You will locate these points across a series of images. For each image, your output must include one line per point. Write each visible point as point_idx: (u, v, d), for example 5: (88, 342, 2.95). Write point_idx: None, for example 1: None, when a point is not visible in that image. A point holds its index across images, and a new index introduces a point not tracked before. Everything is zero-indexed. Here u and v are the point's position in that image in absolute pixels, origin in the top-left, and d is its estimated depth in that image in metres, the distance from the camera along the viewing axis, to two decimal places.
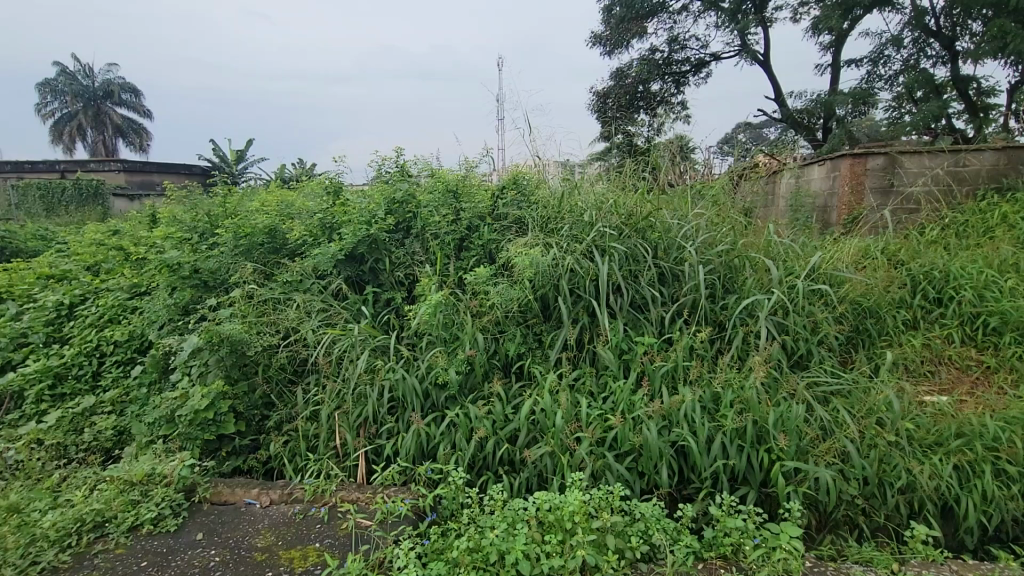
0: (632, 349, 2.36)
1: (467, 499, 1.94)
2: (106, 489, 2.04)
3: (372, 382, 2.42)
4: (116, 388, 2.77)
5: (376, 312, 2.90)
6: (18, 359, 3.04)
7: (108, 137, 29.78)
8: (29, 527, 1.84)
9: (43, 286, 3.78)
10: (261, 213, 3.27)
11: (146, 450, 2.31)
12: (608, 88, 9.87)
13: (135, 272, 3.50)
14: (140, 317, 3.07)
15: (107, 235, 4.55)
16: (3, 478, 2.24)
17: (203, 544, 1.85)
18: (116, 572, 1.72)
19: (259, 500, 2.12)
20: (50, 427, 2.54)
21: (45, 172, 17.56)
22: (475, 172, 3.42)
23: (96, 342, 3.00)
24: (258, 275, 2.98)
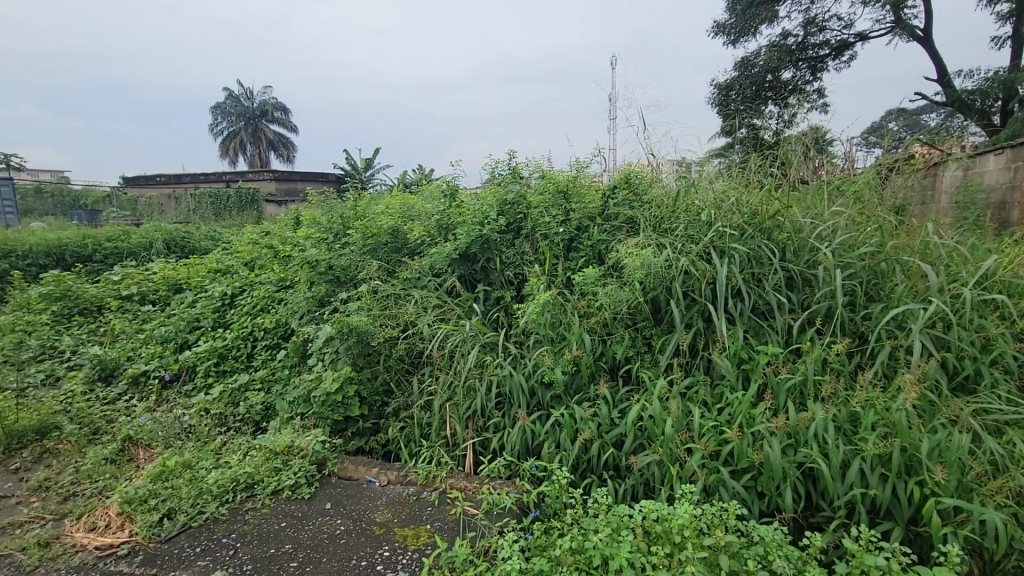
0: (754, 359, 2.18)
1: (570, 500, 1.93)
2: (255, 455, 2.35)
3: (481, 376, 2.51)
4: (264, 368, 3.17)
5: (487, 310, 3.01)
6: (192, 339, 3.61)
7: (263, 151, 34.23)
8: (199, 482, 2.18)
9: (213, 278, 4.46)
10: (387, 215, 3.56)
11: (287, 424, 2.62)
12: (731, 79, 9.26)
13: (282, 267, 3.99)
14: (284, 307, 3.50)
15: (262, 235, 5.25)
16: (181, 437, 2.66)
17: (330, 513, 2.05)
18: (260, 529, 1.96)
19: (378, 479, 2.30)
20: (215, 398, 2.97)
21: (215, 181, 20.67)
22: (586, 172, 3.40)
23: (251, 329, 3.47)
24: (382, 272, 3.24)
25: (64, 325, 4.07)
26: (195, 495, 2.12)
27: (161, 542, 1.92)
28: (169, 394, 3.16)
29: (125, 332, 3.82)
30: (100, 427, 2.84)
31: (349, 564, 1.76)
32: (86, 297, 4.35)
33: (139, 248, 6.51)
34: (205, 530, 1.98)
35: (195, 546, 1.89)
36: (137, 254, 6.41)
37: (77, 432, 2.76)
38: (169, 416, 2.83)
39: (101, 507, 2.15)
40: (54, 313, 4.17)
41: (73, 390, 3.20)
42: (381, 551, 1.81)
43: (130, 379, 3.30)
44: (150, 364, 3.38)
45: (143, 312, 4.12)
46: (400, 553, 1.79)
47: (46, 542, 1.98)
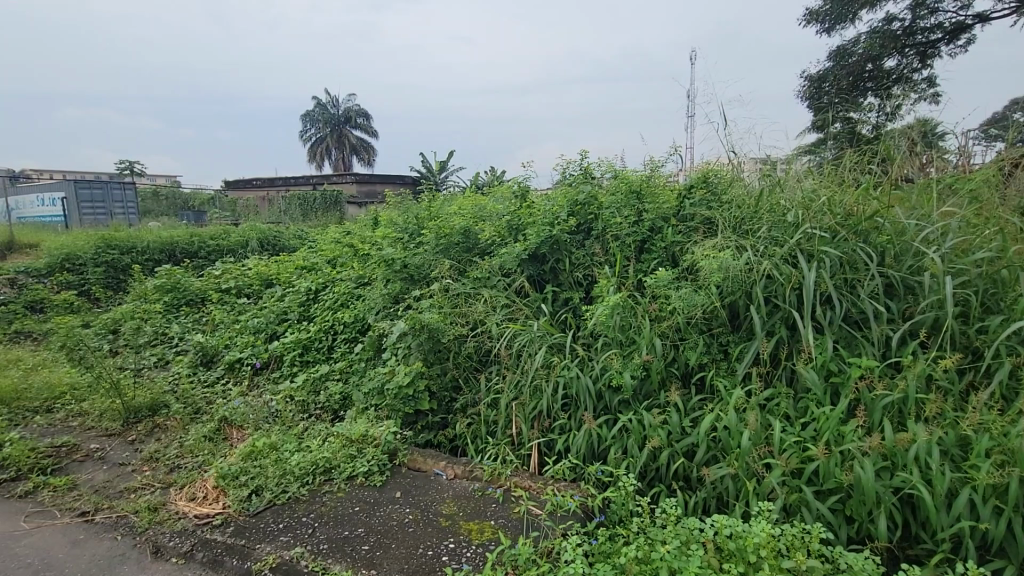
0: (844, 371, 2.01)
1: (637, 508, 1.88)
2: (333, 442, 2.49)
3: (548, 377, 2.51)
4: (343, 360, 3.35)
5: (555, 311, 3.00)
6: (280, 330, 3.89)
7: (346, 155, 36.26)
8: (283, 463, 2.35)
9: (300, 274, 4.79)
10: (459, 215, 3.66)
11: (362, 414, 2.76)
12: (825, 70, 8.62)
13: (361, 265, 4.21)
14: (362, 303, 3.68)
15: (344, 234, 5.57)
16: (269, 420, 2.87)
17: (400, 502, 2.13)
18: (336, 512, 2.08)
19: (445, 472, 2.36)
20: (299, 386, 3.19)
21: (303, 184, 22.21)
22: (661, 171, 3.30)
23: (332, 323, 3.69)
24: (454, 271, 3.33)
25: (174, 314, 4.53)
26: (279, 475, 2.28)
27: (249, 515, 2.08)
28: (260, 381, 3.42)
29: (223, 322, 4.19)
30: (201, 407, 3.12)
31: (416, 552, 1.81)
32: (192, 289, 4.81)
33: (236, 246, 7.12)
34: (287, 508, 2.12)
35: (279, 522, 2.03)
36: (235, 251, 7.02)
37: (182, 411, 3.06)
38: (259, 401, 3.07)
39: (200, 480, 2.37)
40: (166, 303, 4.66)
41: (179, 372, 3.55)
42: (447, 542, 1.86)
43: (226, 365, 3.61)
44: (244, 352, 3.68)
45: (239, 304, 4.50)
46: (465, 546, 1.83)
47: (154, 507, 2.21)
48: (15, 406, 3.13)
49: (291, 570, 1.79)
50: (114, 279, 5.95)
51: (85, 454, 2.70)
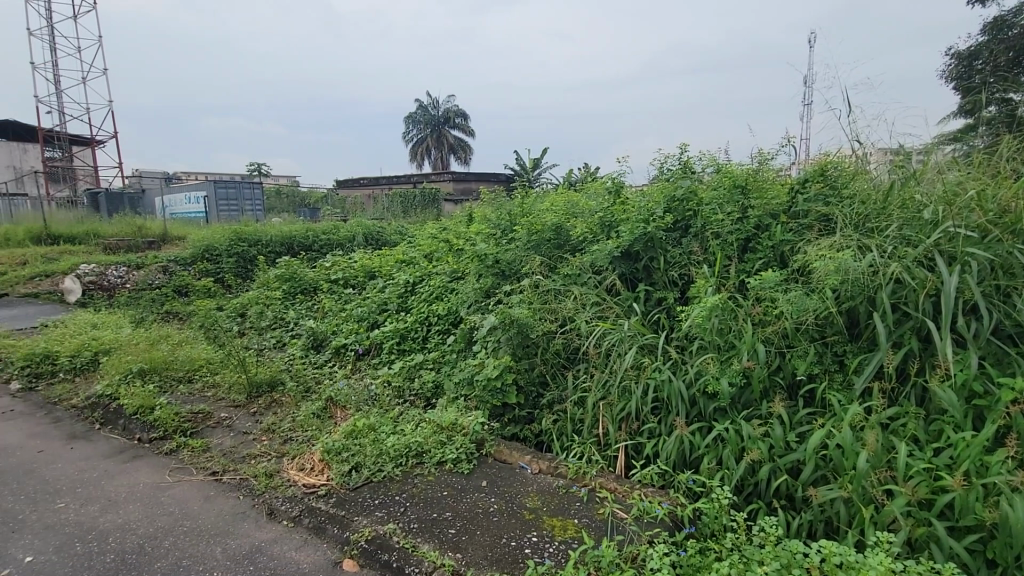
0: (991, 393, 1.74)
1: (731, 523, 1.77)
2: (425, 427, 2.61)
3: (638, 379, 2.44)
4: (436, 351, 3.50)
5: (647, 310, 2.91)
6: (380, 318, 4.15)
7: (444, 155, 37.77)
8: (380, 444, 2.50)
9: (400, 267, 5.08)
10: (551, 212, 3.69)
11: (452, 403, 2.86)
12: (976, 47, 7.51)
13: (455, 260, 4.37)
14: (455, 296, 3.82)
15: (441, 230, 5.80)
16: (368, 402, 3.07)
17: (486, 490, 2.18)
18: (425, 494, 2.17)
19: (531, 466, 2.38)
20: (396, 372, 3.38)
21: (405, 182, 23.51)
22: (770, 165, 3.07)
23: (427, 314, 3.86)
24: (545, 267, 3.35)
25: (291, 301, 5.00)
26: (376, 454, 2.43)
27: (349, 489, 2.24)
28: (361, 365, 3.67)
29: (331, 310, 4.55)
30: (311, 387, 3.42)
31: (500, 541, 1.85)
32: (306, 279, 5.28)
33: (345, 240, 7.70)
34: (382, 486, 2.26)
35: (375, 498, 2.17)
36: (343, 245, 7.59)
37: (295, 389, 3.37)
38: (360, 384, 3.30)
39: (308, 452, 2.59)
40: (284, 291, 5.15)
41: (294, 354, 3.91)
42: (530, 535, 1.87)
43: (333, 350, 3.92)
44: (349, 339, 3.98)
45: (345, 294, 4.86)
46: (548, 541, 1.83)
47: (270, 473, 2.46)
48: (165, 375, 3.63)
49: (384, 544, 1.90)
50: (244, 268, 6.70)
51: (217, 421, 3.07)
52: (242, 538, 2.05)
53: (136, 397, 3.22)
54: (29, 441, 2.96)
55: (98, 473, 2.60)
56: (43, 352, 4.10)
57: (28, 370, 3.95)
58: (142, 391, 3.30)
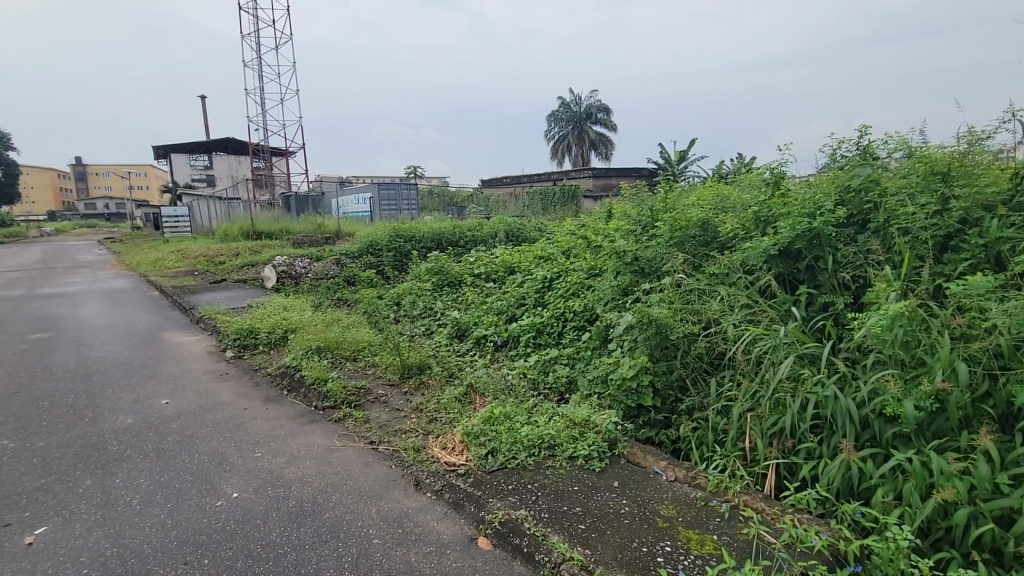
0: None
1: (912, 570, 1.51)
2: (558, 421, 2.64)
3: (794, 392, 2.19)
4: (571, 346, 3.52)
5: (809, 316, 2.61)
6: (518, 312, 4.29)
7: (585, 151, 37.75)
8: (514, 433, 2.59)
9: (538, 263, 5.21)
10: (698, 207, 3.49)
11: (585, 399, 2.86)
12: None
13: (593, 256, 4.36)
14: (592, 293, 3.80)
15: (579, 226, 5.83)
16: (505, 392, 3.19)
17: (617, 491, 2.14)
18: (556, 486, 2.20)
19: (666, 472, 2.27)
20: (532, 365, 3.47)
21: (545, 180, 24.14)
22: (983, 146, 2.55)
23: (563, 310, 3.90)
24: (688, 265, 3.17)
25: (439, 293, 5.41)
26: (511, 442, 2.53)
27: (485, 472, 2.36)
28: (499, 356, 3.83)
29: (474, 302, 4.83)
30: (454, 372, 3.68)
31: (630, 545, 1.80)
32: (452, 272, 5.69)
33: (488, 237, 8.10)
34: (516, 473, 2.34)
35: (509, 483, 2.26)
36: (486, 241, 8.00)
37: (440, 374, 3.64)
38: (498, 373, 3.46)
39: (450, 433, 2.79)
40: (433, 283, 5.60)
41: (440, 341, 4.23)
42: (663, 544, 1.79)
43: (474, 340, 4.15)
44: (489, 330, 4.18)
45: (487, 287, 5.12)
46: (682, 553, 1.74)
47: (418, 448, 2.70)
48: (335, 353, 4.18)
49: (515, 528, 1.97)
50: (400, 262, 7.42)
51: (375, 397, 3.45)
52: (392, 503, 2.28)
53: (314, 371, 3.76)
54: (237, 399, 3.63)
55: (284, 431, 3.09)
56: (249, 328, 4.99)
57: (238, 341, 4.84)
58: (319, 366, 3.85)
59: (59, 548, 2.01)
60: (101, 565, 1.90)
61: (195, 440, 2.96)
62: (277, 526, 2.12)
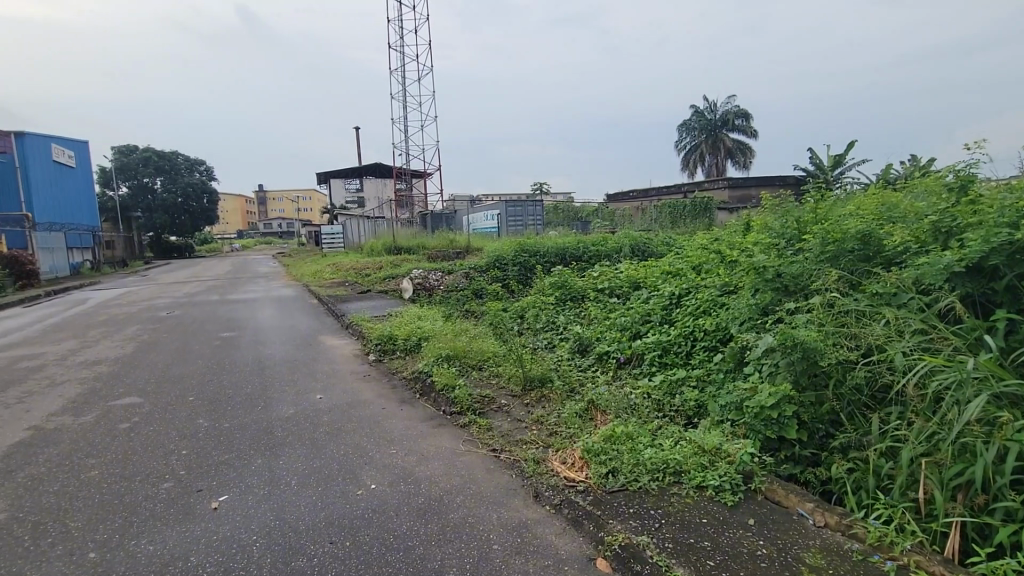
0: None
1: None
2: (685, 446, 2.49)
3: (988, 438, 1.83)
4: (702, 368, 3.30)
5: (1009, 348, 2.17)
6: (643, 329, 4.12)
7: (720, 161, 35.53)
8: (637, 454, 2.49)
9: (665, 278, 5.00)
10: (857, 218, 3.12)
11: (717, 426, 2.66)
12: None
13: (728, 273, 4.10)
14: (726, 312, 3.54)
15: (712, 240, 5.51)
16: (628, 411, 3.08)
17: (752, 529, 1.94)
18: (682, 516, 2.07)
19: (813, 516, 2.01)
20: (657, 385, 3.31)
21: (676, 193, 23.23)
22: None
23: (693, 329, 3.68)
24: (843, 284, 2.82)
25: (562, 307, 5.44)
26: (633, 464, 2.43)
27: (606, 492, 2.30)
28: (622, 373, 3.71)
29: (597, 318, 4.77)
30: (575, 387, 3.65)
31: None
32: (575, 287, 5.69)
33: (612, 251, 7.98)
34: (638, 496, 2.24)
35: (631, 506, 2.17)
36: (610, 256, 7.89)
37: (562, 388, 3.63)
38: (620, 391, 3.35)
39: (570, 448, 2.76)
40: (557, 297, 5.65)
41: (562, 355, 4.24)
42: None
43: (596, 355, 4.07)
44: (612, 346, 4.07)
45: (610, 303, 5.03)
46: None
47: (538, 460, 2.72)
48: (463, 361, 4.40)
49: (636, 554, 1.89)
50: (524, 275, 7.63)
51: (497, 406, 3.55)
52: (512, 511, 2.32)
53: (444, 377, 4.01)
54: (377, 399, 3.98)
55: (416, 432, 3.32)
56: (389, 335, 5.47)
57: (379, 346, 5.33)
58: (448, 373, 4.09)
59: (236, 515, 2.36)
60: (266, 534, 2.20)
61: (342, 433, 3.30)
62: (407, 518, 2.28)
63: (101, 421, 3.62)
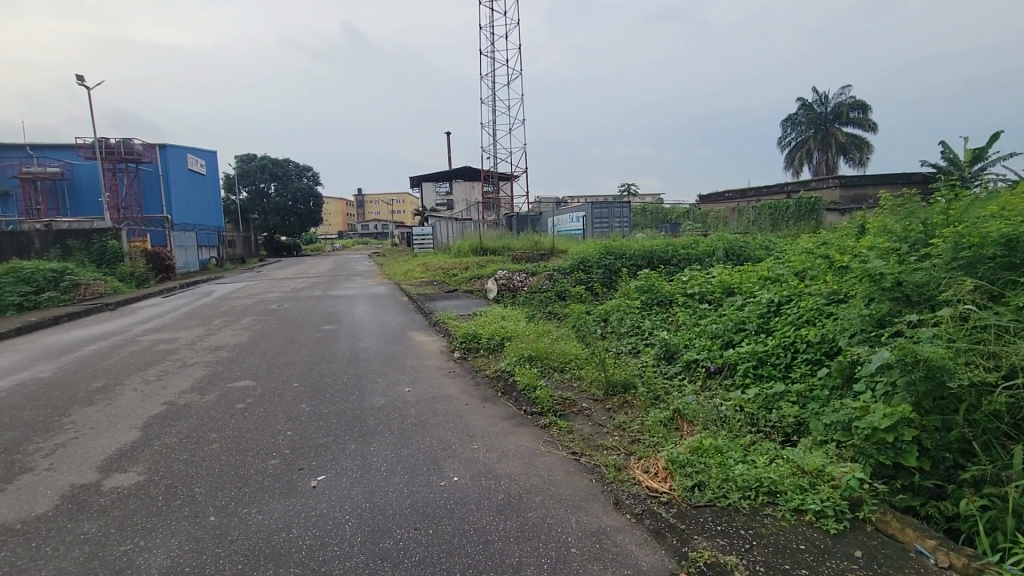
0: None
1: None
2: (782, 466, 2.31)
3: None
4: (802, 383, 3.04)
5: None
6: (737, 339, 3.87)
7: (831, 158, 32.53)
8: (727, 470, 2.35)
9: (763, 284, 4.69)
10: (1000, 220, 2.76)
11: (819, 446, 2.44)
12: None
13: (837, 280, 3.81)
14: (833, 323, 3.25)
15: (818, 244, 5.09)
16: (717, 423, 2.91)
17: (859, 563, 1.76)
18: (776, 539, 1.92)
19: (934, 555, 1.78)
20: (751, 399, 3.09)
21: (777, 193, 21.69)
22: None
23: (794, 339, 3.41)
24: (981, 295, 2.52)
25: (647, 312, 5.28)
26: (722, 479, 2.30)
27: (690, 505, 2.19)
28: (712, 383, 3.51)
29: (685, 324, 4.57)
30: (660, 395, 3.51)
31: None
32: (663, 292, 5.50)
33: (704, 255, 7.61)
34: (727, 514, 2.12)
35: (718, 523, 2.06)
36: (701, 259, 7.54)
37: (646, 395, 3.51)
38: (709, 402, 3.17)
39: (653, 457, 2.67)
40: (642, 301, 5.49)
41: (647, 361, 4.11)
42: None
43: (684, 363, 3.89)
44: (701, 354, 3.87)
45: (701, 309, 4.80)
46: None
47: (619, 467, 2.66)
48: (545, 362, 4.42)
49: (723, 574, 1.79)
50: (609, 278, 7.50)
51: (578, 409, 3.51)
52: (592, 516, 2.28)
53: (526, 377, 4.04)
54: (461, 395, 4.11)
55: (497, 429, 3.38)
56: (473, 333, 5.62)
57: (464, 344, 5.50)
58: (530, 373, 4.12)
59: (331, 495, 2.54)
60: (357, 514, 2.35)
61: (427, 425, 3.44)
62: (487, 513, 2.32)
63: (221, 400, 4.06)
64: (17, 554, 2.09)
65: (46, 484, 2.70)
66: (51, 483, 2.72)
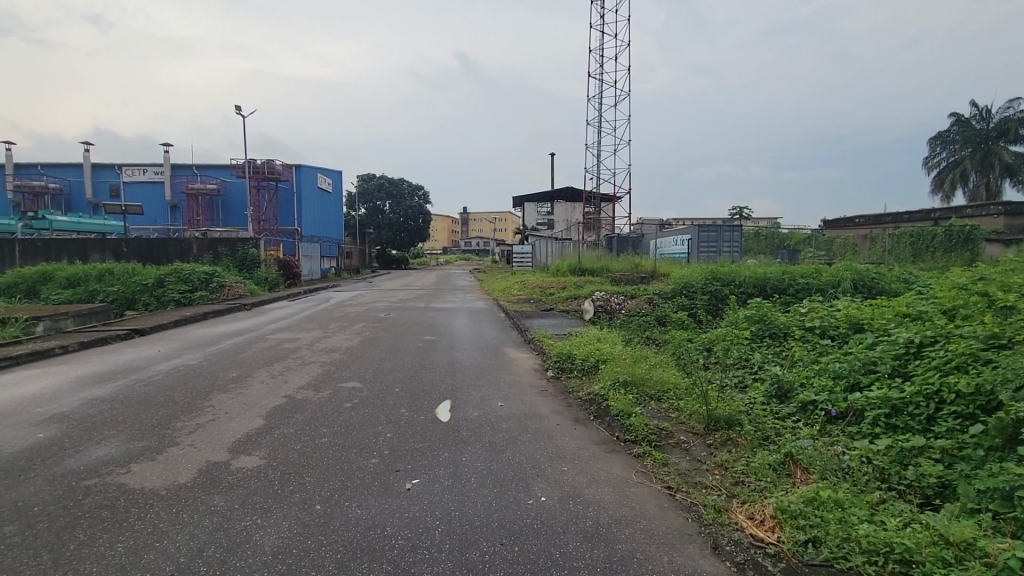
0: None
1: None
2: (918, 532, 2.00)
3: None
4: (949, 438, 2.63)
5: None
6: (864, 382, 3.43)
7: (994, 180, 28.17)
8: (848, 527, 2.08)
9: (899, 322, 4.15)
10: None
11: (969, 515, 2.08)
12: None
13: (999, 323, 3.30)
14: (992, 371, 2.80)
15: (973, 279, 4.43)
16: (838, 474, 2.59)
17: None
18: None
19: None
20: (881, 451, 2.71)
21: (921, 221, 19.26)
22: None
23: (938, 388, 2.96)
24: None
25: (757, 344, 4.90)
26: (842, 538, 2.04)
27: (802, 562, 1.98)
28: (832, 428, 3.13)
29: (802, 360, 4.16)
30: (770, 436, 3.20)
31: None
32: (776, 323, 5.09)
33: (827, 286, 6.92)
34: None
35: None
36: (824, 290, 6.89)
37: (752, 434, 3.23)
38: (829, 450, 2.84)
39: (759, 504, 2.43)
40: (752, 332, 5.11)
41: (755, 398, 3.78)
42: None
43: (799, 404, 3.53)
44: (820, 396, 3.49)
45: (822, 344, 4.35)
46: None
47: (719, 508, 2.46)
48: (641, 388, 4.26)
49: None
50: (715, 306, 7.10)
51: (676, 441, 3.33)
52: (686, 557, 2.13)
53: (620, 403, 3.92)
54: (553, 415, 4.09)
55: (588, 453, 3.30)
56: (568, 354, 5.59)
57: (558, 363, 5.48)
58: (625, 399, 3.99)
59: (424, 498, 2.64)
60: (447, 521, 2.41)
61: (517, 442, 3.46)
62: (574, 538, 2.27)
63: (332, 399, 4.41)
64: (161, 517, 2.42)
65: (188, 458, 3.10)
66: (191, 458, 3.12)
